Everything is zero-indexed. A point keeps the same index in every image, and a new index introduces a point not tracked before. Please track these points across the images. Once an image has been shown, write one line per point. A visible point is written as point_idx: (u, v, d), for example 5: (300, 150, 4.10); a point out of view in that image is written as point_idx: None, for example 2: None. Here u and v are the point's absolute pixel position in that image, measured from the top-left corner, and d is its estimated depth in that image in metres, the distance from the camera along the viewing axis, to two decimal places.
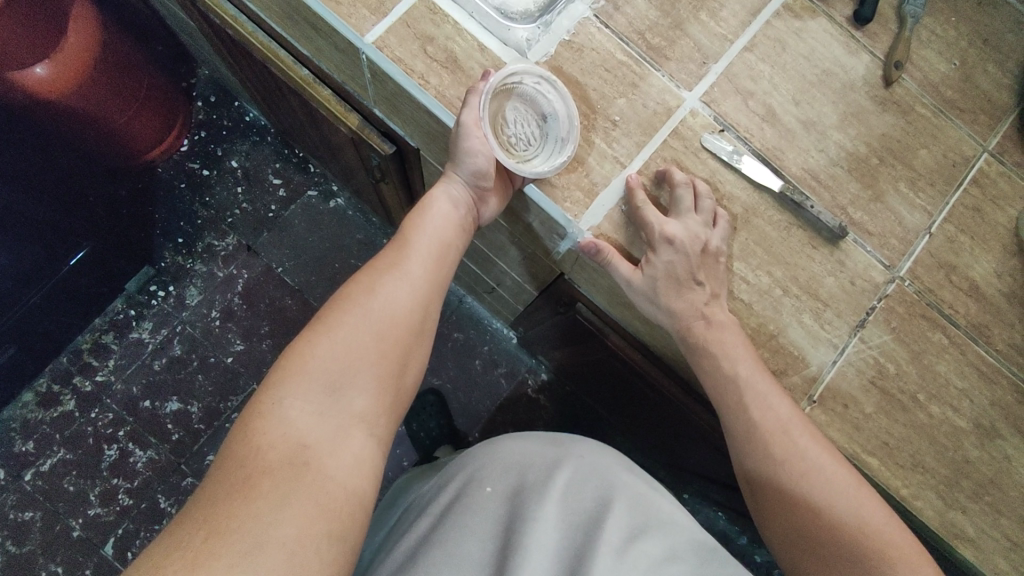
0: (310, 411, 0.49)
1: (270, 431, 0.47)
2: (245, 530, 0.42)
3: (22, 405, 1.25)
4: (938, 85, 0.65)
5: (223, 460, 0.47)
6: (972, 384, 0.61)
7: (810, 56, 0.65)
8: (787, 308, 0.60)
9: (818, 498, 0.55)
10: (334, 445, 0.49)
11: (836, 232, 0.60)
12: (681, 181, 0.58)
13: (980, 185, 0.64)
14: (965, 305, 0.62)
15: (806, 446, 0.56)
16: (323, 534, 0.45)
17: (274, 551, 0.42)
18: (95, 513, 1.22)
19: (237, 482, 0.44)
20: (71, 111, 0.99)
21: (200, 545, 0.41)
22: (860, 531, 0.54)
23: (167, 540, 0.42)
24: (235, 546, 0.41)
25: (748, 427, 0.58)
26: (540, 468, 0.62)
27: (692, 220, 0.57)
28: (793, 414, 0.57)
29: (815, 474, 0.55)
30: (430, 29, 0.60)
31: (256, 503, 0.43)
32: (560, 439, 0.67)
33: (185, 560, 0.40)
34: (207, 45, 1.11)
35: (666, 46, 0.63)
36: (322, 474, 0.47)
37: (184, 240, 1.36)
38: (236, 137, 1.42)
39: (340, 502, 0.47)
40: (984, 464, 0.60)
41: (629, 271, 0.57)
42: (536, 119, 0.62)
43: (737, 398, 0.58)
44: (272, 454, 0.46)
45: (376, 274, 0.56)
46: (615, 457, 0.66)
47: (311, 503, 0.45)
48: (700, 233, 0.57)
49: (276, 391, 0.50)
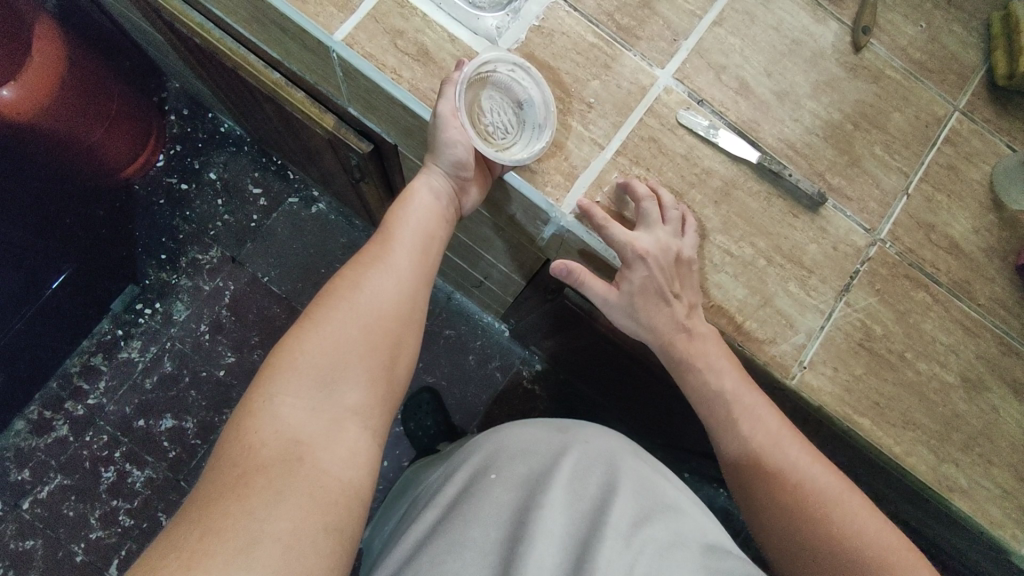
0: (301, 407, 0.49)
1: (262, 428, 0.47)
2: (240, 528, 0.42)
3: (15, 433, 1.23)
4: (907, 48, 0.66)
5: (216, 460, 0.47)
6: (957, 339, 0.62)
7: (778, 27, 0.65)
8: (772, 277, 0.61)
9: (815, 505, 0.57)
10: (328, 439, 0.49)
11: (816, 199, 0.61)
12: (645, 194, 0.58)
13: (953, 144, 0.65)
14: (946, 262, 0.63)
15: (795, 456, 0.59)
16: (319, 528, 0.45)
17: (270, 547, 0.42)
18: (98, 536, 1.21)
19: (229, 481, 0.44)
20: (43, 132, 0.99)
21: (196, 544, 0.41)
22: (859, 534, 0.55)
23: (161, 542, 0.42)
24: (231, 544, 0.41)
25: (737, 437, 0.60)
26: (543, 456, 0.63)
27: (661, 231, 0.57)
28: (778, 426, 0.60)
29: (806, 484, 0.58)
30: (399, 22, 0.60)
31: (250, 500, 0.43)
32: (562, 426, 0.67)
33: (181, 560, 0.40)
34: (176, 56, 1.11)
35: (636, 25, 0.63)
36: (317, 468, 0.47)
37: (167, 256, 1.35)
38: (212, 149, 1.41)
39: (336, 496, 0.47)
40: (972, 416, 0.61)
41: (603, 289, 0.61)
42: (513, 107, 0.61)
43: (724, 389, 0.60)
44: (265, 451, 0.46)
45: (362, 268, 0.56)
46: (617, 441, 0.66)
47: (306, 499, 0.45)
48: (671, 245, 0.57)
49: (267, 388, 0.50)
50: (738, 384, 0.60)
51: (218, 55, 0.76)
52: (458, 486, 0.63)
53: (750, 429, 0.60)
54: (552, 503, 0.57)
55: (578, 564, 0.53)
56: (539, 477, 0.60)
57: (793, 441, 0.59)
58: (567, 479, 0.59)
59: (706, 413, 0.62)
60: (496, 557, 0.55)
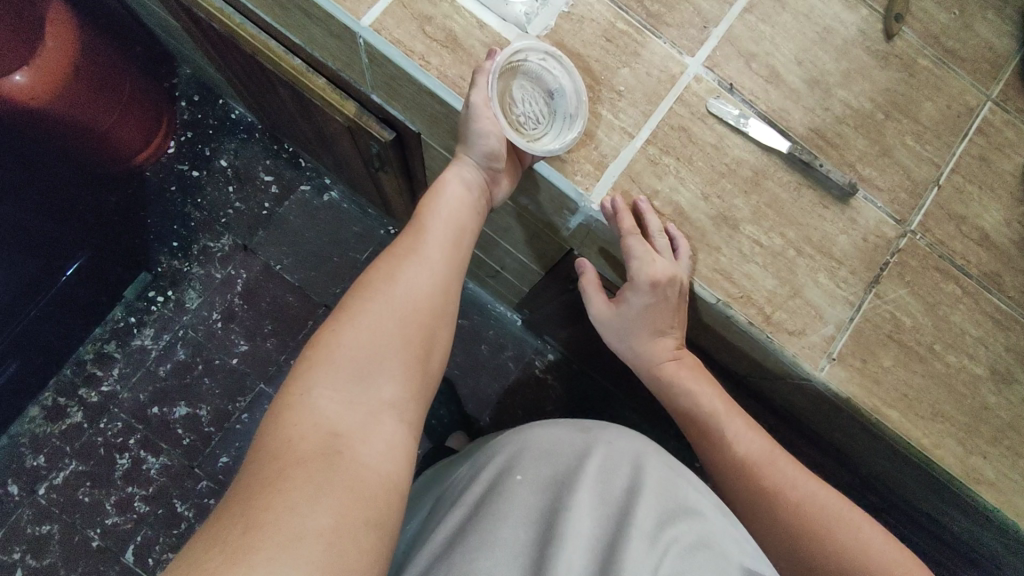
0: (338, 400, 0.49)
1: (300, 422, 0.48)
2: (281, 521, 0.42)
3: (30, 419, 1.24)
4: (939, 36, 0.65)
5: (255, 454, 0.47)
6: (986, 333, 0.62)
7: (809, 14, 0.64)
8: (801, 268, 0.60)
9: (816, 519, 0.59)
10: (365, 432, 0.49)
11: (846, 189, 0.60)
12: (629, 229, 0.57)
13: (984, 134, 0.64)
14: (977, 254, 0.63)
15: (794, 476, 0.63)
16: (360, 521, 0.44)
17: (314, 541, 0.42)
18: (114, 522, 1.22)
19: (271, 473, 0.44)
20: (53, 117, 0.99)
21: (240, 538, 0.41)
22: (864, 553, 0.57)
23: (204, 537, 0.42)
24: (274, 537, 0.41)
25: (731, 456, 0.65)
26: (569, 454, 0.63)
27: (658, 261, 0.58)
28: (769, 447, 0.65)
29: (808, 503, 0.60)
30: (427, 8, 0.59)
31: (291, 494, 0.43)
32: (585, 426, 0.68)
33: (226, 554, 0.40)
34: (189, 41, 1.10)
35: (666, 12, 0.62)
36: (356, 461, 0.47)
37: (179, 244, 1.35)
38: (223, 136, 1.40)
39: (375, 489, 0.47)
40: (1002, 408, 0.61)
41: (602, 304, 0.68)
42: (544, 97, 0.61)
43: (716, 408, 0.67)
44: (304, 445, 0.46)
45: (395, 261, 0.56)
46: (638, 440, 0.66)
47: (344, 493, 0.45)
48: (671, 271, 0.58)
49: (305, 382, 0.50)
50: (728, 408, 0.67)
51: (238, 41, 0.76)
52: (486, 483, 0.63)
53: (744, 447, 0.65)
54: (576, 501, 0.57)
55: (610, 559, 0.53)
56: (568, 474, 0.60)
57: (785, 461, 0.64)
58: (594, 476, 0.60)
59: (698, 435, 0.68)
60: (529, 553, 0.55)
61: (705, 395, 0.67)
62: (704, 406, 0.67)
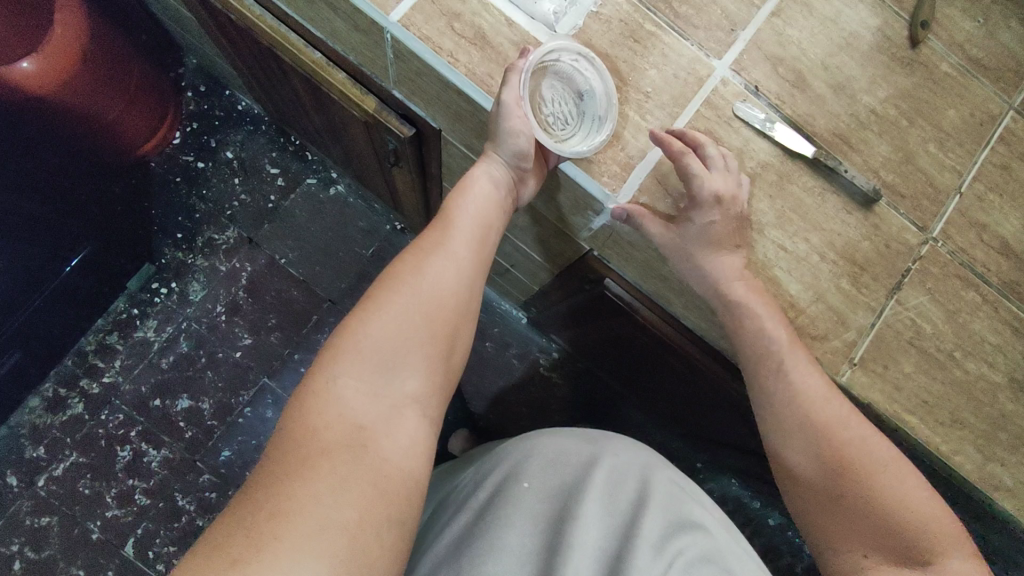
0: (362, 392, 0.50)
1: (325, 411, 0.48)
2: (305, 513, 0.42)
3: (30, 410, 1.23)
4: (964, 44, 0.65)
5: (279, 437, 0.47)
6: (1005, 340, 0.62)
7: (836, 19, 0.64)
8: (825, 273, 0.61)
9: (861, 464, 0.58)
10: (388, 426, 0.49)
11: (870, 196, 0.61)
12: (681, 150, 0.56)
13: (1006, 143, 0.65)
14: (997, 263, 0.63)
15: (849, 417, 0.58)
16: (381, 519, 0.45)
17: (336, 536, 0.42)
18: (114, 515, 1.21)
19: (296, 461, 0.45)
20: (60, 107, 0.98)
21: (264, 525, 0.41)
22: (904, 499, 0.57)
23: (227, 519, 0.43)
24: (299, 528, 0.41)
25: (782, 387, 0.59)
26: (585, 457, 0.63)
27: (721, 178, 0.56)
28: (826, 386, 0.59)
29: (857, 445, 0.58)
30: (455, 5, 0.59)
31: (315, 485, 0.44)
32: (597, 433, 0.68)
33: (249, 540, 0.41)
34: (200, 31, 1.08)
35: (694, 14, 0.62)
36: (379, 456, 0.47)
37: (184, 235, 1.34)
38: (229, 127, 1.38)
39: (396, 487, 0.47)
40: (1018, 416, 0.62)
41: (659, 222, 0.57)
42: (573, 97, 0.61)
43: (780, 338, 0.59)
44: (328, 434, 0.47)
45: (423, 254, 0.56)
46: (646, 452, 0.67)
47: (368, 488, 0.45)
48: (732, 192, 0.57)
49: (331, 369, 0.50)
50: (791, 339, 0.59)
51: (257, 33, 0.75)
52: (502, 473, 0.63)
53: (803, 381, 0.58)
54: (587, 509, 0.57)
55: (621, 561, 0.55)
56: (583, 477, 0.61)
57: (840, 398, 0.59)
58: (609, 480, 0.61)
59: (752, 362, 0.61)
60: (543, 550, 0.55)
61: (770, 322, 0.58)
62: (767, 339, 0.59)
